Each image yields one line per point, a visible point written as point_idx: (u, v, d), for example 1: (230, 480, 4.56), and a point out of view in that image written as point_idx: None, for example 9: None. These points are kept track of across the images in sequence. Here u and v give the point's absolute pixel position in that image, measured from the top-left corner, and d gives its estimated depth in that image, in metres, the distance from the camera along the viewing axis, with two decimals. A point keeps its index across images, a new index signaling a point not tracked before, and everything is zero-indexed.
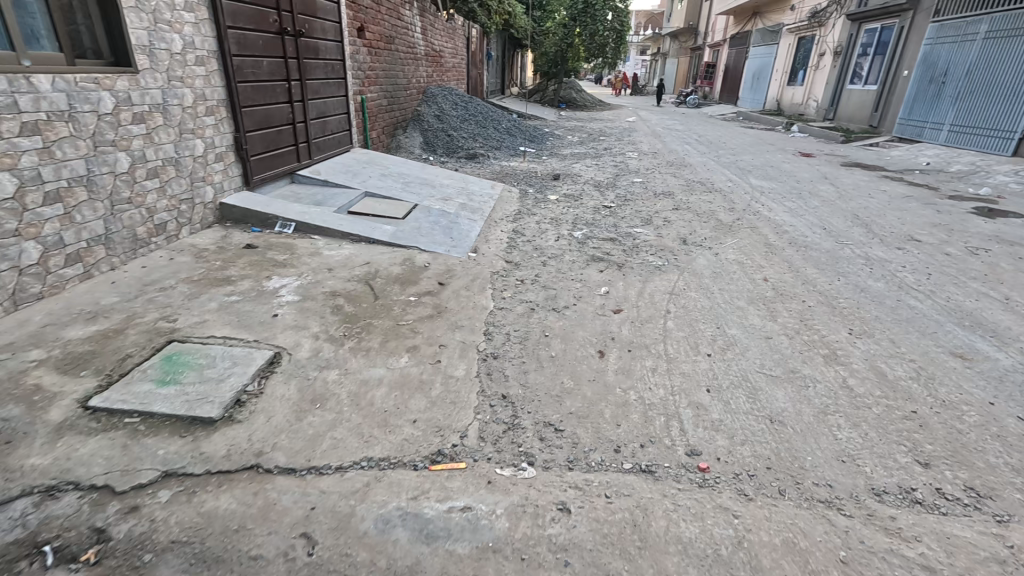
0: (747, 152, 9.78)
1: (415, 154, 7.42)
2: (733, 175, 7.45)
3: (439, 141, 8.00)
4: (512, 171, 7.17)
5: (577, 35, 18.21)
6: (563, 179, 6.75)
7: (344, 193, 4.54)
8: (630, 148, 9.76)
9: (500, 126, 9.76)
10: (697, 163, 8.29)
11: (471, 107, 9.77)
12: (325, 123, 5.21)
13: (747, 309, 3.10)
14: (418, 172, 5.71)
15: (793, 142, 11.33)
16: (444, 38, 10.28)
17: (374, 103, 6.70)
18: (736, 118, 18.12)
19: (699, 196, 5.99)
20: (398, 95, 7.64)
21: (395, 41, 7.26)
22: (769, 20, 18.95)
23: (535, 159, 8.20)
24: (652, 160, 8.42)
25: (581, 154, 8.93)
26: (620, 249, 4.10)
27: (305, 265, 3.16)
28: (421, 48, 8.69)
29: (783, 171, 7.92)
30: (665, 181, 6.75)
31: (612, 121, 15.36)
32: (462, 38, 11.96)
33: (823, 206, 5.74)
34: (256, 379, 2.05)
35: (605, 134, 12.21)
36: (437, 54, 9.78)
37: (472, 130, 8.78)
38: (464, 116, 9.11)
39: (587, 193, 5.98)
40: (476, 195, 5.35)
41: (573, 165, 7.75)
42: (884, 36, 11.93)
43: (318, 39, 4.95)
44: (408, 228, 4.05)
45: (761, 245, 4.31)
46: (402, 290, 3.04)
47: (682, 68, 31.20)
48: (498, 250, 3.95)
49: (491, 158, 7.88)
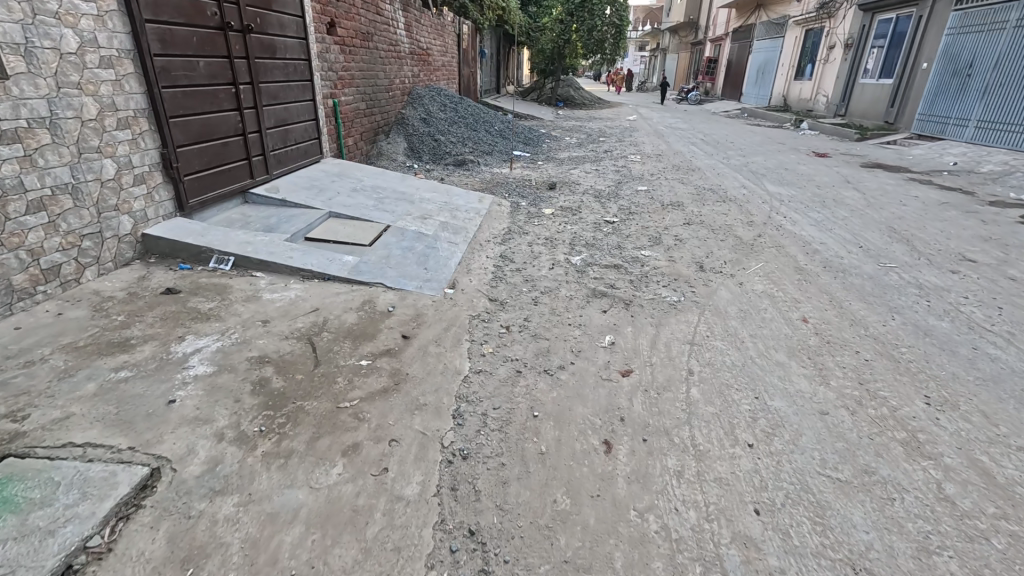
0: (758, 152, 9.14)
1: (398, 161, 6.82)
2: (745, 180, 6.82)
3: (425, 146, 7.38)
4: (505, 179, 6.54)
5: (575, 32, 17.69)
6: (560, 188, 6.11)
7: (305, 214, 3.91)
8: (632, 150, 9.13)
9: (492, 128, 9.12)
10: (705, 167, 7.65)
11: (462, 108, 9.14)
12: (287, 132, 4.57)
13: (789, 365, 2.47)
14: (397, 185, 5.08)
15: (804, 141, 10.69)
16: (432, 35, 9.64)
17: (350, 107, 6.07)
18: (741, 114, 17.46)
19: (712, 207, 5.36)
20: (379, 97, 7.00)
21: (373, 38, 6.62)
22: (774, 12, 18.26)
23: (531, 165, 7.57)
24: (657, 163, 7.79)
25: (580, 158, 8.29)
26: (627, 279, 3.47)
27: (235, 316, 2.53)
28: (405, 46, 8.05)
29: (799, 174, 7.29)
30: (673, 189, 6.12)
31: (611, 120, 14.74)
32: (453, 35, 11.33)
33: (853, 216, 5.10)
34: (108, 524, 1.41)
35: (605, 134, 11.57)
36: (424, 52, 9.14)
37: (461, 133, 8.15)
38: (453, 118, 8.48)
39: (586, 205, 5.36)
40: (462, 212, 4.71)
41: (572, 172, 7.12)
42: (900, 27, 11.28)
43: (274, 35, 4.30)
44: (375, 258, 3.42)
45: (791, 270, 3.67)
46: (353, 349, 2.41)
47: (683, 63, 30.50)
48: (481, 284, 3.32)
49: (482, 165, 7.25)
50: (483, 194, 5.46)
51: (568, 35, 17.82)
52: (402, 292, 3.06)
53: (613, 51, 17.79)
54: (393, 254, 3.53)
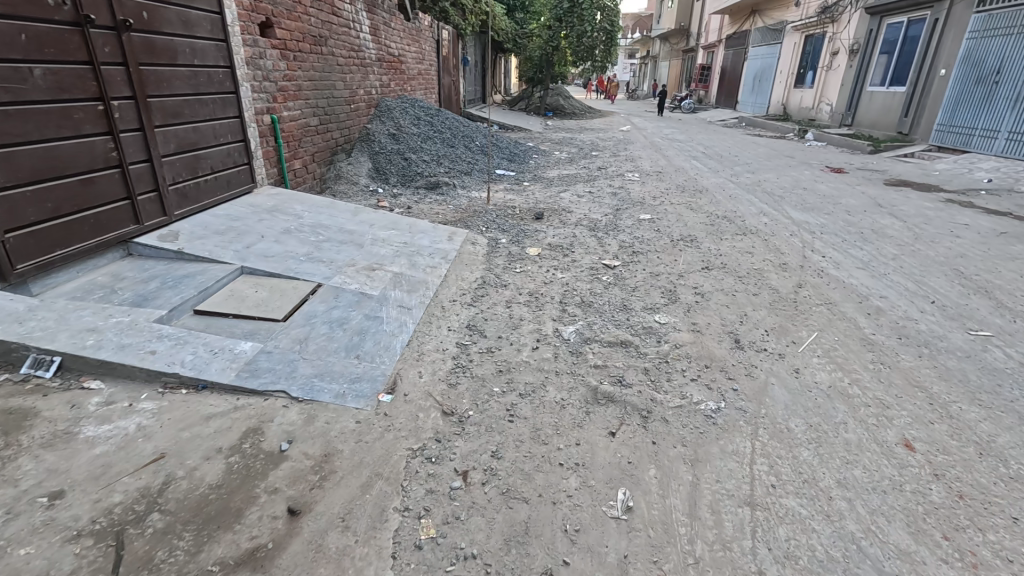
0: (767, 168, 8.28)
1: (359, 185, 5.88)
2: (761, 204, 5.94)
3: (393, 166, 6.44)
4: (484, 206, 5.59)
5: (563, 38, 16.84)
6: (548, 217, 5.18)
7: (204, 272, 2.91)
8: (628, 166, 8.23)
9: (473, 143, 8.21)
10: (713, 187, 6.77)
11: (439, 121, 8.19)
12: (197, 159, 3.57)
13: (921, 558, 1.51)
14: (345, 221, 4.11)
15: (814, 154, 9.87)
16: (405, 41, 8.69)
17: (297, 124, 5.09)
18: (738, 124, 16.69)
19: (731, 242, 4.45)
20: (337, 112, 6.04)
21: (327, 43, 5.66)
22: (770, 18, 17.56)
23: (515, 187, 6.63)
24: (659, 184, 6.90)
25: (572, 178, 7.37)
26: (638, 364, 2.52)
27: (7, 489, 1.53)
28: (372, 53, 7.10)
29: (821, 196, 6.41)
30: (681, 218, 5.21)
31: (604, 131, 13.90)
32: (431, 42, 10.43)
33: (903, 254, 4.22)
34: None
35: (598, 147, 10.70)
36: (396, 60, 8.18)
37: (436, 150, 7.18)
38: (428, 132, 7.55)
39: (580, 242, 4.43)
40: (422, 256, 3.74)
41: (563, 195, 6.19)
42: (912, 31, 10.52)
43: (174, 36, 3.32)
44: (287, 343, 2.43)
45: (857, 347, 2.74)
46: (192, 555, 1.41)
47: (674, 70, 29.88)
48: (435, 381, 2.35)
49: (459, 188, 6.29)
50: (453, 229, 4.51)
51: (556, 42, 16.94)
52: (313, 406, 2.07)
53: (605, 58, 17.03)
54: (316, 334, 2.55)
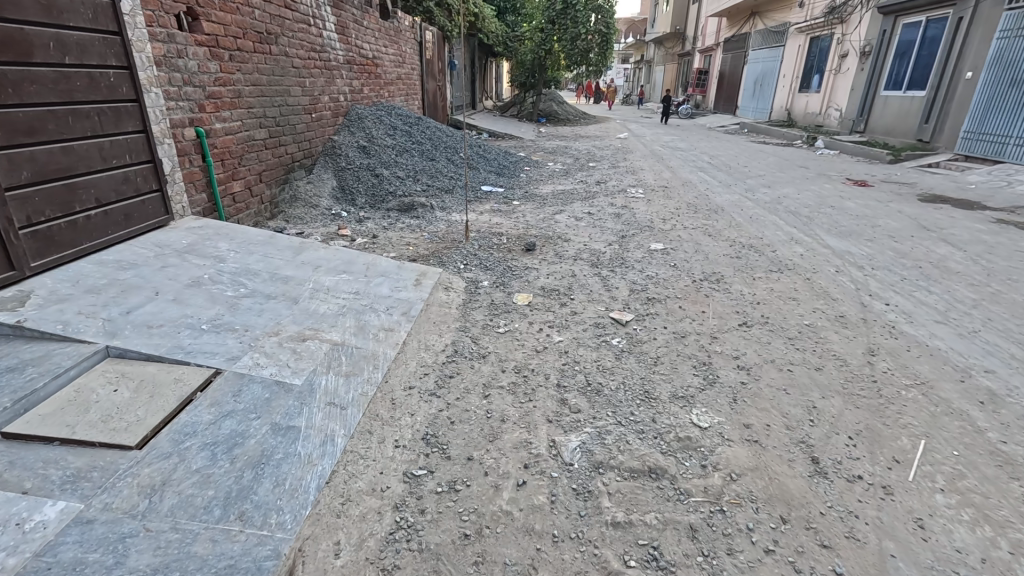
0: (783, 182, 7.50)
1: (318, 208, 5.04)
2: (789, 227, 5.11)
3: (361, 185, 5.59)
4: (465, 233, 4.73)
5: (556, 42, 16.10)
6: (541, 248, 4.33)
7: (45, 359, 2.01)
8: (630, 180, 7.41)
9: (458, 154, 7.37)
10: (729, 206, 5.95)
11: (419, 131, 7.33)
12: (69, 191, 2.67)
13: None
14: (281, 263, 3.22)
15: (830, 164, 9.10)
16: (382, 42, 7.85)
17: (237, 139, 4.20)
18: (740, 130, 15.95)
19: (765, 284, 3.62)
20: (294, 122, 5.15)
21: (278, 40, 4.78)
22: (771, 20, 16.85)
23: (504, 207, 5.78)
24: (667, 203, 6.08)
25: (568, 195, 6.53)
26: (679, 514, 1.65)
27: None
28: (339, 53, 6.21)
29: (853, 216, 5.61)
30: (699, 248, 4.38)
31: (601, 139, 13.11)
32: (413, 44, 9.59)
33: (984, 298, 3.39)
34: None
35: (596, 157, 9.88)
36: (371, 62, 7.30)
37: (413, 163, 6.31)
38: (406, 143, 6.69)
39: (580, 285, 3.57)
40: (373, 314, 2.87)
41: (559, 218, 5.34)
42: (932, 31, 9.78)
43: (25, 25, 2.42)
44: (126, 501, 1.53)
45: (992, 470, 1.88)
46: None
47: (669, 75, 29.24)
48: (359, 567, 1.46)
49: (437, 210, 5.43)
50: (422, 267, 3.64)
51: (548, 45, 16.20)
52: None
53: (599, 61, 16.29)
54: (184, 473, 1.66)
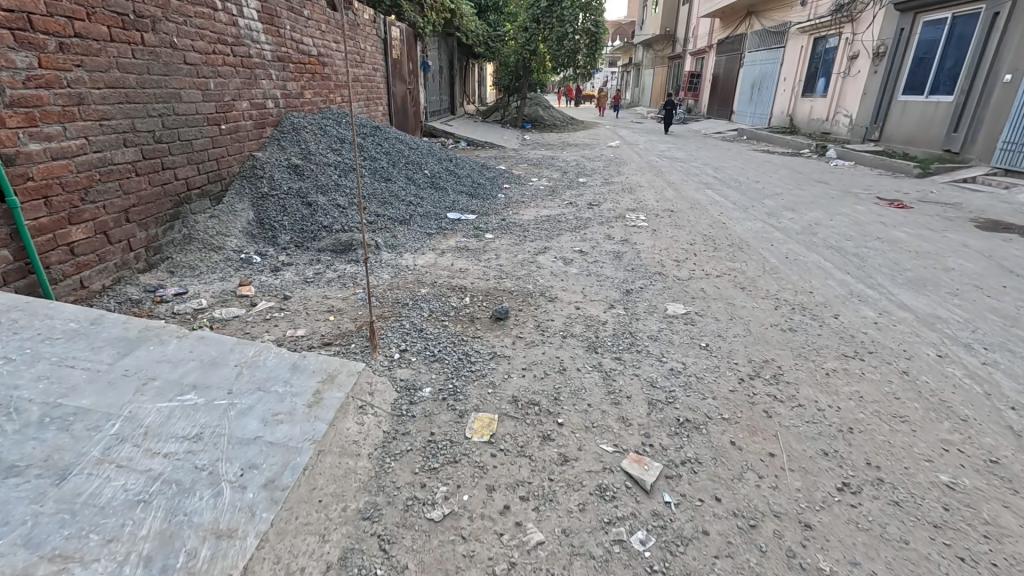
0: (807, 204, 6.38)
1: (221, 254, 3.79)
2: (840, 272, 3.95)
3: (287, 217, 4.34)
4: (415, 288, 3.50)
5: (541, 42, 14.97)
6: (516, 315, 3.11)
7: None
8: (629, 202, 6.24)
9: (422, 171, 6.14)
10: (753, 239, 4.80)
11: (373, 143, 6.07)
12: None
13: None
14: (77, 382, 1.94)
15: (852, 179, 8.01)
16: (333, 37, 6.61)
17: (78, 163, 2.93)
18: (738, 137, 14.92)
19: (846, 386, 2.43)
20: (190, 137, 3.87)
21: (158, 26, 3.53)
22: (769, 19, 15.87)
23: (473, 243, 4.57)
24: (676, 235, 4.92)
25: (554, 223, 5.32)
26: None
27: None
28: (266, 49, 4.95)
29: (912, 252, 4.48)
30: (732, 313, 3.20)
31: (591, 148, 11.96)
32: (376, 41, 8.35)
33: None
34: None
35: (586, 171, 8.71)
36: (315, 60, 6.04)
37: (360, 185, 5.06)
38: (354, 159, 5.46)
39: (572, 390, 2.35)
40: (205, 496, 1.62)
41: (543, 260, 4.13)
42: (960, 29, 8.76)
43: None
44: None
45: None
46: None
47: (659, 80, 28.33)
48: None
49: (384, 248, 4.21)
50: (330, 364, 2.38)
51: (533, 45, 15.10)
52: None
53: (588, 63, 15.13)
54: None
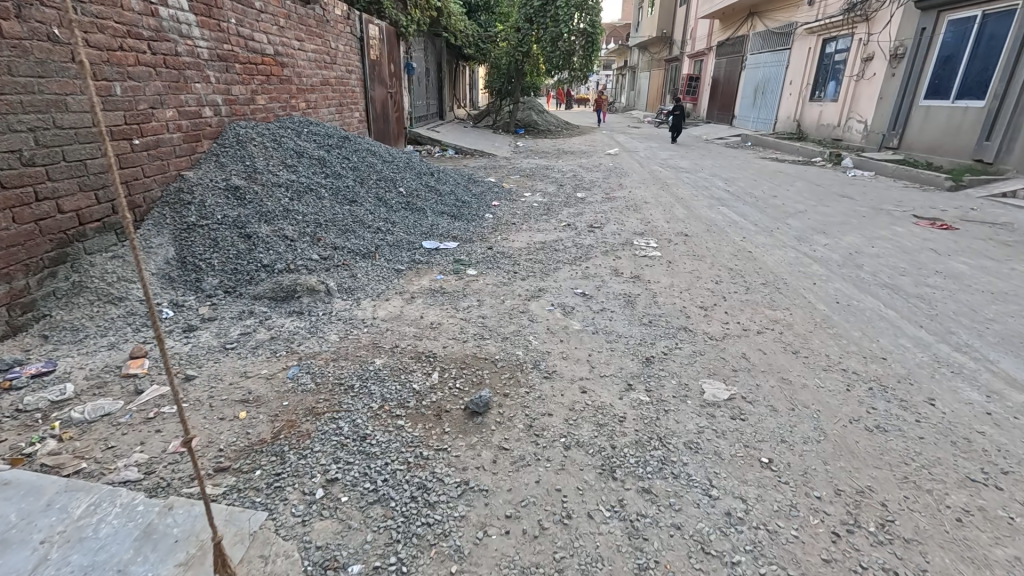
0: (837, 225, 5.60)
1: (120, 307, 2.93)
2: (908, 324, 3.16)
3: (216, 253, 3.48)
4: (368, 358, 2.66)
5: (534, 43, 14.22)
6: (499, 404, 2.28)
7: None
8: (635, 224, 5.44)
9: (395, 189, 5.29)
10: (789, 274, 4.00)
11: (339, 156, 5.22)
12: None
13: None
14: None
15: (879, 193, 7.25)
16: (296, 34, 5.76)
17: None
18: (742, 144, 14.16)
19: (994, 545, 1.61)
20: (83, 156, 3.02)
21: (28, 12, 2.69)
22: (772, 20, 15.20)
23: (452, 283, 3.73)
24: (696, 269, 4.11)
25: (550, 253, 4.51)
26: None
27: None
28: (202, 45, 4.10)
29: (985, 293, 3.69)
30: (791, 399, 2.37)
31: (588, 156, 11.18)
32: (351, 39, 7.51)
33: None
34: None
35: (584, 183, 7.91)
36: (270, 60, 5.18)
37: (316, 209, 4.21)
38: (312, 177, 4.60)
39: (580, 565, 1.52)
40: None
41: (536, 308, 3.30)
42: (991, 28, 8.04)
43: None
44: None
45: None
46: None
47: (655, 83, 27.67)
48: None
49: (337, 294, 3.37)
50: (203, 526, 1.53)
51: (526, 46, 14.25)
52: None
53: (584, 66, 14.35)
54: None
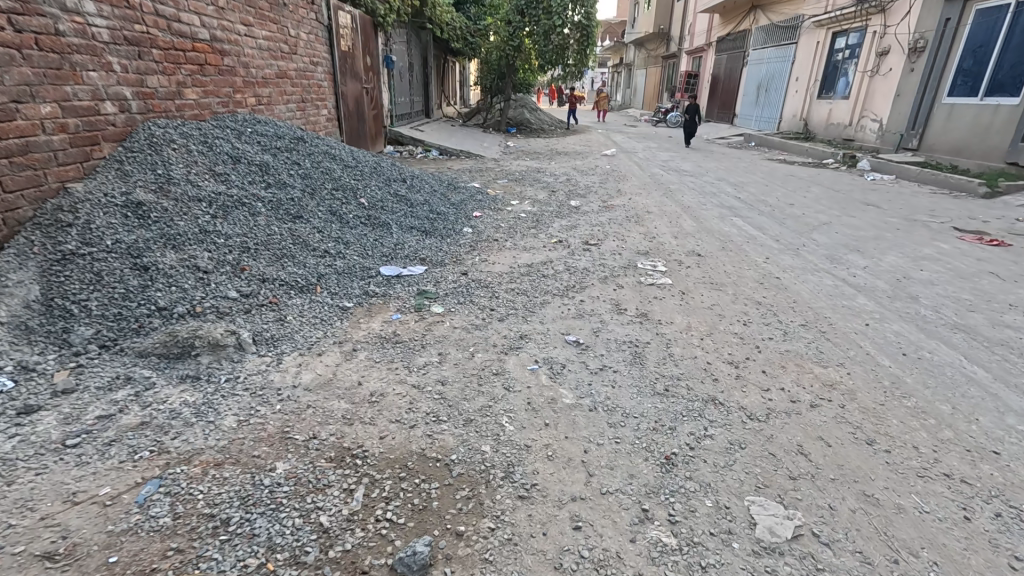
0: (871, 240, 4.85)
1: None
2: (1011, 391, 2.37)
3: (96, 291, 2.65)
4: (269, 462, 1.86)
5: (525, 37, 13.49)
6: (447, 558, 1.49)
7: None
8: (637, 241, 4.66)
9: (355, 199, 4.46)
10: (833, 311, 3.22)
11: (287, 161, 4.40)
12: None
13: None
14: None
15: (907, 201, 6.51)
16: (242, 16, 4.92)
17: None
18: (746, 144, 13.41)
19: None
20: None
21: None
22: (776, 13, 14.44)
23: (409, 326, 2.94)
24: (716, 302, 3.34)
25: (536, 280, 3.71)
26: None
27: None
28: (99, 24, 3.27)
29: None
30: (888, 538, 1.59)
31: (582, 157, 10.40)
32: (317, 27, 6.68)
33: None
34: None
35: (579, 188, 7.12)
36: (205, 47, 4.35)
37: (244, 229, 3.39)
38: (246, 188, 3.78)
39: None
40: None
41: (515, 367, 2.51)
42: None
43: None
44: None
45: None
46: None
47: (653, 80, 26.85)
48: None
49: (253, 347, 2.56)
50: None
51: (517, 41, 13.45)
52: None
53: (578, 61, 13.56)
54: None
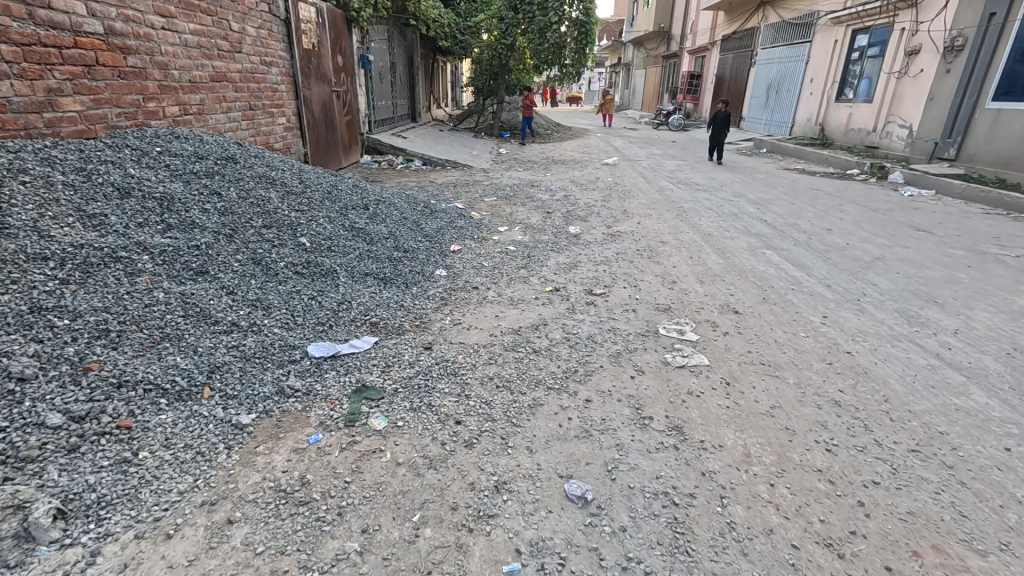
0: (944, 284, 3.89)
1: None
2: None
3: None
4: None
5: (520, 35, 12.53)
6: None
7: None
8: (654, 289, 3.69)
9: (291, 240, 3.47)
10: (950, 421, 2.24)
11: (203, 191, 3.40)
12: None
13: None
14: None
15: (963, 226, 5.55)
16: (157, 6, 3.92)
17: None
18: (756, 150, 12.45)
19: None
20: None
21: None
22: (787, 10, 13.49)
23: (329, 460, 1.95)
24: (778, 404, 2.36)
25: (525, 358, 2.73)
26: None
27: None
28: None
29: None
30: None
31: (582, 166, 9.43)
32: (271, 21, 5.67)
33: None
34: None
35: (579, 208, 6.16)
36: (95, 43, 3.35)
37: (110, 300, 2.39)
38: (128, 233, 2.77)
39: None
40: None
41: (481, 567, 1.53)
42: None
43: None
44: None
45: None
46: None
47: (653, 79, 25.74)
48: None
49: (56, 532, 1.56)
50: None
51: (510, 39, 12.49)
52: None
53: (576, 61, 12.57)
54: None
